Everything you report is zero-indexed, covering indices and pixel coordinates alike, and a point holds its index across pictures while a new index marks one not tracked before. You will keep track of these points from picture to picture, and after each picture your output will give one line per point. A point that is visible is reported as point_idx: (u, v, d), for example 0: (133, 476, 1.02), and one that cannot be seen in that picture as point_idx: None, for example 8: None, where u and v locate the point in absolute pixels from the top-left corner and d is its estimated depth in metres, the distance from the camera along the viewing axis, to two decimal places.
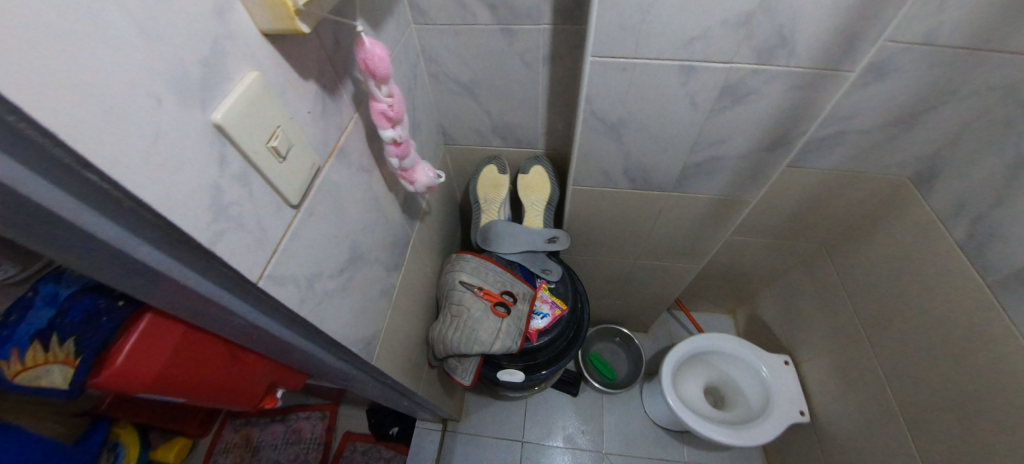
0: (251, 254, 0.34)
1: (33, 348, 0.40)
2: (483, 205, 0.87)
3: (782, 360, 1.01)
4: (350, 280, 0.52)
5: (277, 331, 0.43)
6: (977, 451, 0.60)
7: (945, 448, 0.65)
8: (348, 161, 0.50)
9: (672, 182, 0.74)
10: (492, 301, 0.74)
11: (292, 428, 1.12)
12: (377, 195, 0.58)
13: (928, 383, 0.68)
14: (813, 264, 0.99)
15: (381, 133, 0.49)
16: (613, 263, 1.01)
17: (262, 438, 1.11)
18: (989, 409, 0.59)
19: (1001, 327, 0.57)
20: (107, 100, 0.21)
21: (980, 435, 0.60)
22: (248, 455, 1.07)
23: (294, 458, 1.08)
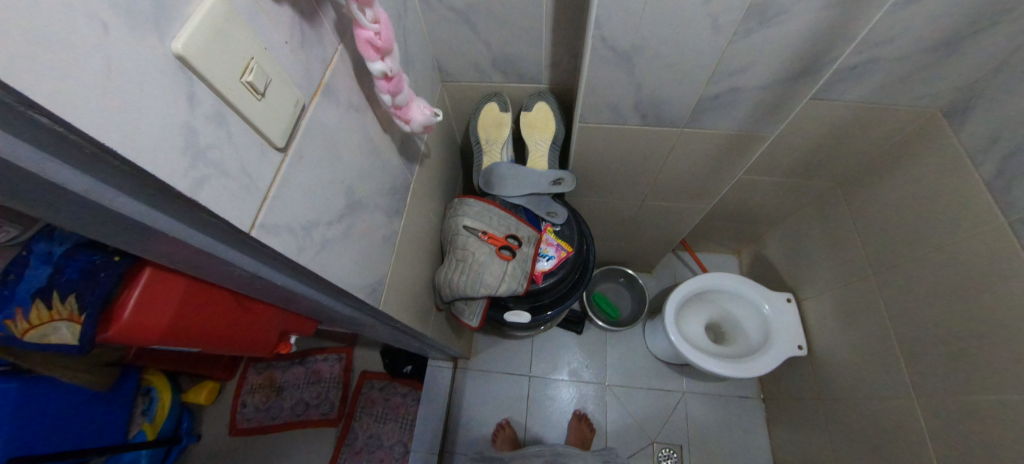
0: (240, 203, 0.31)
1: (36, 307, 0.40)
2: (485, 146, 0.82)
3: (784, 298, 1.03)
4: (351, 229, 0.50)
5: (282, 279, 0.42)
6: (969, 381, 0.63)
7: (936, 377, 0.68)
8: (336, 100, 0.45)
9: (687, 116, 0.68)
10: (497, 245, 0.73)
11: (311, 369, 1.20)
12: (372, 139, 0.54)
13: (929, 319, 0.70)
14: (826, 203, 0.96)
15: (370, 67, 0.44)
16: (620, 204, 0.98)
17: (284, 379, 1.19)
18: (988, 343, 0.60)
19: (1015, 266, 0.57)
20: (41, 24, 0.17)
21: (970, 365, 0.63)
22: (273, 394, 1.16)
23: (315, 395, 1.17)
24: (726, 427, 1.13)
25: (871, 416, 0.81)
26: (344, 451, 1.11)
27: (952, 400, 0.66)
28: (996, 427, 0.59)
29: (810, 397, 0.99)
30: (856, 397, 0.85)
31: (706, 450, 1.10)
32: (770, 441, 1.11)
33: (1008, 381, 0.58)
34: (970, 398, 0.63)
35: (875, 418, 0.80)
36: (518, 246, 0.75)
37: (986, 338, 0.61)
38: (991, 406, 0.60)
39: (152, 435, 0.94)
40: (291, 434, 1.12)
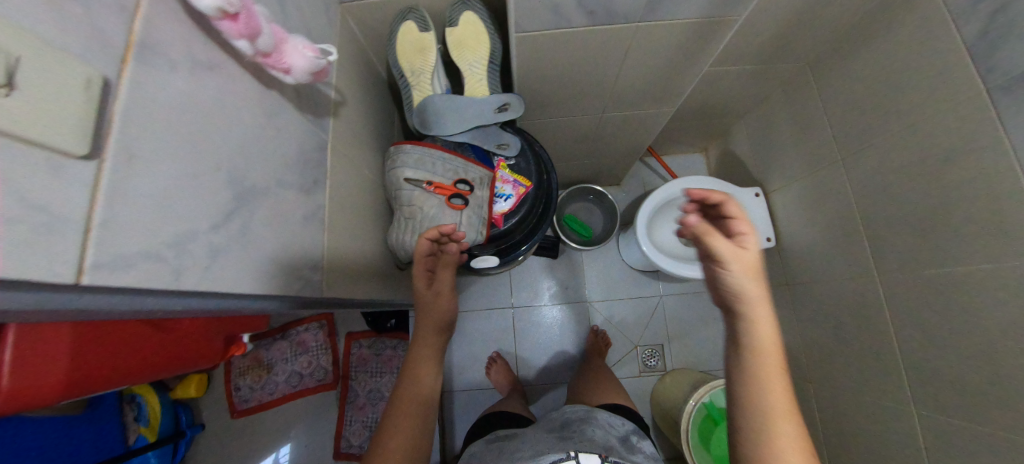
0: (46, 250, 0.22)
1: None
2: (411, 79, 0.68)
3: (753, 193, 1.03)
4: (257, 223, 0.41)
5: (178, 307, 0.34)
6: (928, 254, 0.66)
7: (901, 256, 0.71)
8: (172, 61, 0.32)
9: (642, 8, 0.56)
10: (447, 195, 0.66)
11: (295, 341, 1.20)
12: (254, 106, 0.42)
13: (900, 198, 0.69)
14: (793, 87, 0.89)
15: (196, 4, 0.31)
16: (579, 122, 0.88)
17: (270, 355, 1.18)
18: (954, 216, 0.61)
19: (993, 138, 0.55)
20: None
21: (933, 239, 0.65)
22: (264, 372, 1.16)
23: (307, 364, 1.19)
24: (702, 318, 1.23)
25: (835, 292, 0.87)
26: (349, 409, 1.16)
27: (913, 274, 0.69)
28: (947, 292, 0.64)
29: (778, 282, 1.06)
30: (820, 278, 0.91)
31: (685, 341, 1.21)
32: None
33: (969, 251, 0.60)
34: (931, 271, 0.66)
35: (838, 294, 0.86)
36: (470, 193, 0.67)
37: (955, 212, 0.61)
38: (950, 274, 0.63)
39: (154, 437, 0.97)
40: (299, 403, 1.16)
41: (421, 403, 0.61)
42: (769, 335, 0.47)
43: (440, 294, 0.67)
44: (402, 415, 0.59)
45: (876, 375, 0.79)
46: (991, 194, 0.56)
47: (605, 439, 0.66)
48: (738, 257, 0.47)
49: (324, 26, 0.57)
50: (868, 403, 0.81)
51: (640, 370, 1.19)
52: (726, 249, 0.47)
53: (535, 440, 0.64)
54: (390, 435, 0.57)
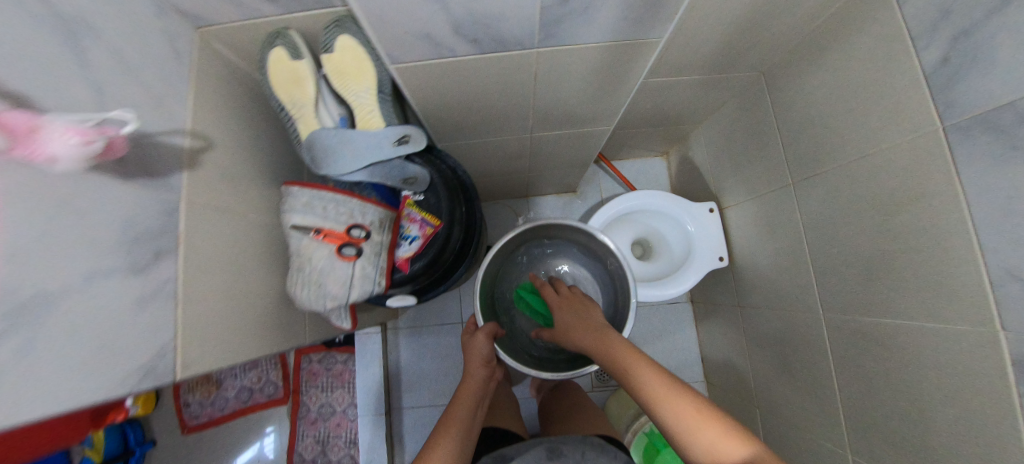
0: None
1: None
2: (293, 111, 0.58)
3: (707, 209, 0.95)
4: (48, 335, 0.34)
5: None
6: (869, 299, 0.61)
7: (848, 298, 0.65)
8: None
9: (536, 36, 0.48)
10: (337, 245, 0.58)
11: (335, 372, 1.19)
12: (68, 194, 0.36)
13: (857, 240, 0.62)
14: (748, 96, 0.81)
15: None
16: (509, 144, 0.78)
17: (305, 388, 1.15)
18: (908, 264, 0.54)
19: (951, 192, 0.47)
20: None
21: (878, 292, 0.59)
22: (296, 397, 1.13)
23: (344, 396, 1.18)
24: (658, 333, 1.20)
25: (781, 323, 0.82)
26: (301, 424, 1.11)
27: (857, 319, 0.64)
28: (889, 345, 0.59)
29: (730, 303, 1.00)
30: (770, 306, 0.85)
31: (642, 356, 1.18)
32: (695, 336, 1.19)
33: (914, 310, 0.54)
34: (876, 321, 0.60)
35: (784, 324, 0.82)
36: (364, 241, 0.60)
37: (902, 266, 0.55)
38: (891, 329, 0.58)
39: None
40: None
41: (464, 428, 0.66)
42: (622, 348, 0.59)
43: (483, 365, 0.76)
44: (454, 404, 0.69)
45: (812, 412, 0.76)
46: (942, 246, 0.49)
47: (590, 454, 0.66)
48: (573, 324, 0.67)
49: (156, 52, 0.48)
50: (803, 437, 0.79)
51: (593, 385, 1.13)
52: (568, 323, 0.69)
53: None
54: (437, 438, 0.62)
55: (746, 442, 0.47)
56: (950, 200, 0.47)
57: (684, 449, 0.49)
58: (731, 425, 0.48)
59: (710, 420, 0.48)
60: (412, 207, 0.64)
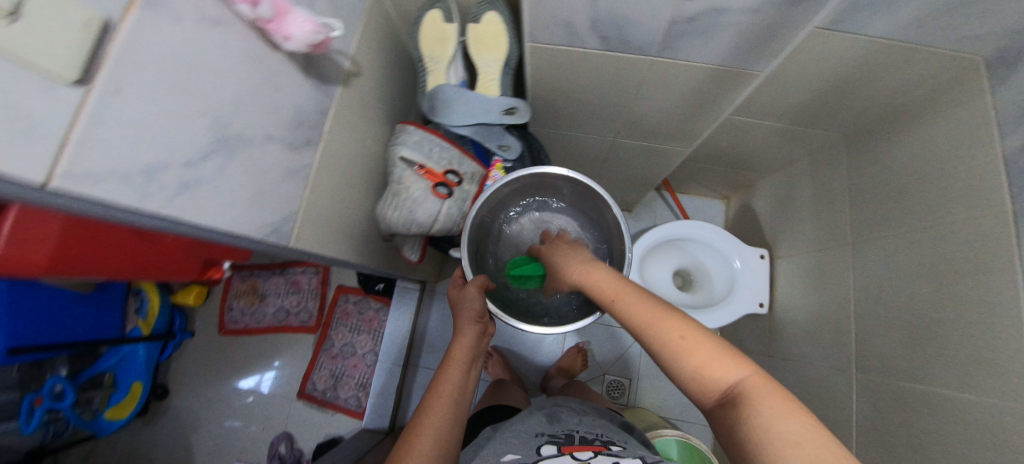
0: (25, 153, 0.27)
1: None
2: (428, 65, 0.68)
3: (758, 254, 0.97)
4: (230, 167, 0.44)
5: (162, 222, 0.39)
6: (911, 364, 0.62)
7: (888, 360, 0.66)
8: (197, 13, 0.37)
9: (656, 43, 0.56)
10: (434, 182, 0.66)
11: (363, 318, 1.20)
12: (271, 71, 0.46)
13: (906, 304, 0.63)
14: (824, 155, 0.85)
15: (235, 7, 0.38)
16: (592, 143, 0.86)
17: (335, 321, 1.21)
18: (954, 333, 0.56)
19: (1009, 269, 0.50)
20: None
21: (918, 358, 0.61)
22: (324, 328, 1.20)
23: (366, 342, 1.19)
24: None
25: (809, 376, 0.83)
26: (322, 355, 1.19)
27: (894, 382, 0.64)
28: (929, 412, 0.59)
29: (760, 352, 1.00)
30: (801, 360, 0.85)
31: (656, 384, 1.17)
32: None
33: (952, 378, 0.55)
34: (915, 387, 0.61)
35: (810, 378, 0.82)
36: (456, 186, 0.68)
37: (947, 334, 0.57)
38: (925, 396, 0.59)
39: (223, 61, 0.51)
40: (277, 337, 1.21)
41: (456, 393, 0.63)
42: (610, 280, 0.56)
43: (477, 321, 0.70)
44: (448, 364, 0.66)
45: None
46: (991, 319, 0.51)
47: (589, 424, 0.73)
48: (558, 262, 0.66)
49: None
50: None
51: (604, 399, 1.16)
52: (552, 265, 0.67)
53: (518, 432, 0.69)
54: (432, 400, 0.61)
55: (739, 362, 0.41)
56: (1007, 276, 0.50)
57: (676, 376, 0.44)
58: (725, 346, 0.42)
59: (698, 344, 0.43)
60: (501, 170, 0.73)
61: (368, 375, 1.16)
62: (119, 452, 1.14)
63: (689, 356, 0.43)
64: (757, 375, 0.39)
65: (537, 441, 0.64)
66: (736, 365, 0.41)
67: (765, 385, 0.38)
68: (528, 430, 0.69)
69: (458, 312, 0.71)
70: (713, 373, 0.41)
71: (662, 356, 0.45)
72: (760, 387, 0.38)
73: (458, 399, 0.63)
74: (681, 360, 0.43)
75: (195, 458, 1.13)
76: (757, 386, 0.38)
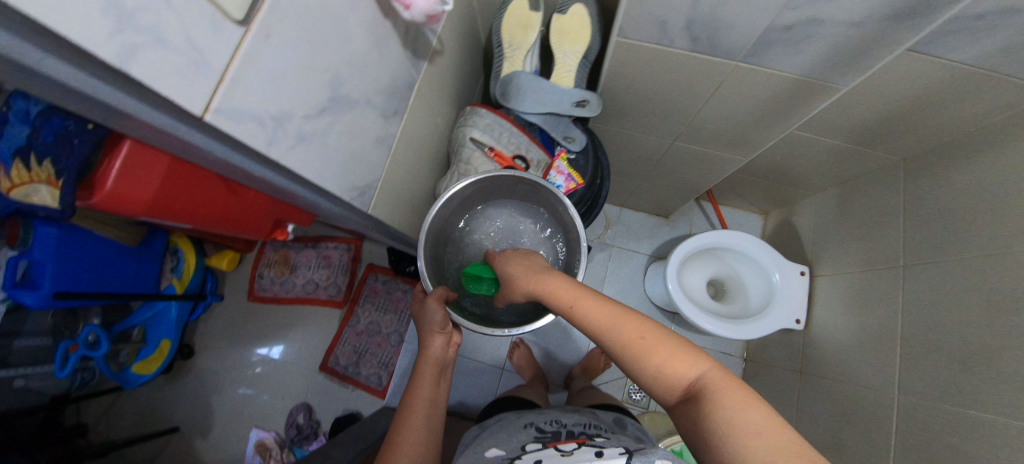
0: (191, 84, 0.27)
1: (16, 166, 0.39)
2: (507, 51, 0.69)
3: (799, 271, 0.97)
4: (335, 127, 0.44)
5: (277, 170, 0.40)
6: (957, 389, 0.62)
7: (932, 384, 0.66)
8: None
9: (746, 49, 0.57)
10: (503, 165, 0.69)
11: (391, 297, 1.21)
12: (380, 37, 0.47)
13: (957, 328, 0.64)
14: (880, 177, 0.86)
15: None
16: (650, 142, 0.87)
17: (363, 297, 1.22)
18: (1007, 362, 0.56)
19: None
20: None
21: (966, 384, 0.61)
22: (352, 304, 1.21)
23: (391, 322, 1.20)
24: None
25: (843, 395, 0.83)
26: (347, 331, 1.19)
27: (936, 406, 0.65)
28: (964, 436, 0.60)
29: (791, 367, 1.01)
30: (836, 377, 0.86)
31: None
32: None
33: (1001, 404, 0.56)
34: (957, 411, 0.62)
35: (843, 395, 0.83)
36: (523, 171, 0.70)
37: (1001, 362, 0.57)
38: (971, 422, 0.59)
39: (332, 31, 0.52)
40: (305, 307, 1.22)
41: (431, 410, 0.61)
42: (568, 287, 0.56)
43: (444, 332, 0.66)
44: (422, 378, 0.63)
45: None
46: None
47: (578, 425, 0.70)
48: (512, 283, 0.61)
49: None
50: None
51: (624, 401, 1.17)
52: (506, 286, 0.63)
53: (507, 431, 0.68)
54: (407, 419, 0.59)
55: (697, 359, 0.44)
56: None
57: (641, 377, 0.46)
58: (682, 343, 0.46)
59: (657, 344, 0.45)
60: (564, 161, 0.74)
61: (392, 354, 1.17)
62: (141, 405, 1.15)
63: (653, 357, 0.45)
64: (715, 369, 0.43)
65: (525, 440, 0.62)
66: (696, 360, 0.44)
67: (721, 378, 0.42)
68: (521, 431, 0.67)
69: (422, 326, 0.67)
70: (675, 371, 0.44)
71: (627, 358, 0.47)
72: (717, 381, 0.41)
73: (434, 413, 0.61)
74: (646, 362, 0.45)
75: (213, 420, 1.14)
76: (717, 380, 0.42)
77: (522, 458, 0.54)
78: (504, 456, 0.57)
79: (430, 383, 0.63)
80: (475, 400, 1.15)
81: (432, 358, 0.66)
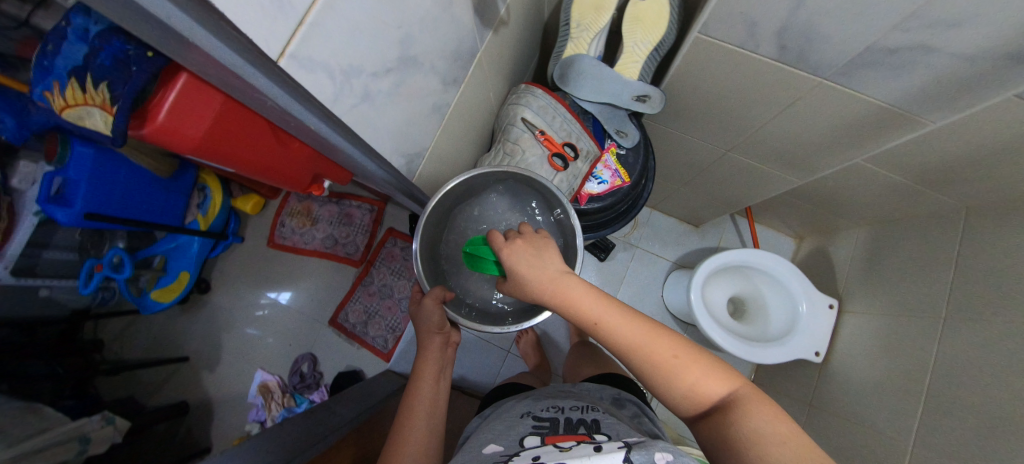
0: (271, 24, 0.25)
1: (71, 86, 0.36)
2: (573, 31, 0.65)
3: (827, 304, 0.95)
4: (397, 89, 0.42)
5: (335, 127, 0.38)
6: (967, 452, 0.61)
7: (944, 443, 0.65)
8: None
9: (837, 66, 0.52)
10: (551, 151, 0.66)
11: (407, 264, 1.21)
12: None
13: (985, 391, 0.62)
14: (935, 221, 0.81)
15: None
16: (703, 149, 0.83)
17: (380, 259, 1.22)
18: None
19: None
20: None
21: (980, 449, 0.59)
22: (367, 265, 1.21)
23: (404, 288, 1.20)
24: None
25: (854, 435, 0.82)
26: (359, 290, 1.20)
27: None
28: None
29: (801, 398, 1.00)
30: (849, 416, 0.85)
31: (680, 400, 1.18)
32: None
33: None
34: None
35: (851, 434, 0.82)
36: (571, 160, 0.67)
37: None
38: None
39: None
40: (323, 261, 1.23)
41: (433, 405, 0.59)
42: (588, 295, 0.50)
43: (441, 331, 0.63)
44: (424, 376, 0.61)
45: None
46: None
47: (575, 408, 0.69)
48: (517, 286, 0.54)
49: None
50: None
51: None
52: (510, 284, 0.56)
53: (505, 423, 0.66)
54: (410, 418, 0.56)
55: (727, 377, 0.44)
56: None
57: (673, 394, 0.45)
58: (713, 361, 0.45)
59: (690, 363, 0.44)
60: (613, 156, 0.71)
61: (400, 320, 1.18)
62: (156, 331, 1.19)
63: (685, 376, 0.44)
64: (747, 388, 0.43)
65: (523, 432, 0.60)
66: (727, 379, 0.44)
67: (752, 398, 0.42)
68: (519, 422, 0.65)
69: (419, 324, 0.65)
70: (708, 390, 0.43)
71: (656, 376, 0.45)
72: (752, 402, 0.41)
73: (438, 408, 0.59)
74: (677, 380, 0.44)
75: (222, 356, 1.17)
76: (750, 401, 0.41)
77: (521, 456, 0.51)
78: (500, 453, 0.54)
79: (432, 380, 0.61)
80: (476, 377, 1.16)
81: (430, 355, 0.63)
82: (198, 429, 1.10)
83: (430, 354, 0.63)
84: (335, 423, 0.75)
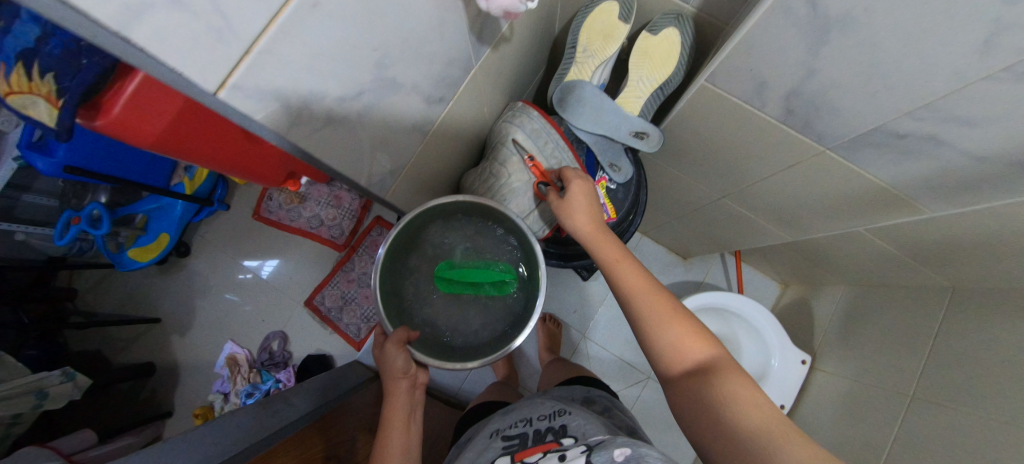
0: (208, 56, 0.22)
1: (15, 72, 0.34)
2: (579, 55, 0.62)
3: (800, 359, 0.94)
4: (371, 109, 0.40)
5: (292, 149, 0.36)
6: None
7: None
8: None
9: (841, 140, 0.50)
10: (538, 179, 0.63)
11: None
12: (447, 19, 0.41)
13: None
14: (918, 297, 0.80)
15: None
16: (700, 190, 0.81)
17: (364, 246, 1.21)
18: None
19: None
20: None
21: None
22: (350, 250, 1.20)
23: None
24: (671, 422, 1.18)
25: None
26: (339, 275, 1.19)
27: None
28: None
29: None
30: None
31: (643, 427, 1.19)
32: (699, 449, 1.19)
33: None
34: None
35: None
36: None
37: None
38: None
39: None
40: (306, 241, 1.22)
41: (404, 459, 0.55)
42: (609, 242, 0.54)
43: (405, 377, 0.56)
44: (394, 424, 0.57)
45: None
46: None
47: (545, 409, 0.69)
48: (565, 207, 0.56)
49: None
50: None
51: None
52: (555, 205, 0.58)
53: (477, 448, 0.65)
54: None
55: (710, 345, 0.46)
56: None
57: (654, 346, 0.47)
58: (701, 329, 0.47)
59: (681, 320, 0.47)
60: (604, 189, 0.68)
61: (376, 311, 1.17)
62: (132, 288, 1.19)
63: (672, 328, 0.46)
64: (727, 358, 0.44)
65: (493, 455, 0.60)
66: (710, 344, 0.45)
67: (729, 366, 0.44)
68: (489, 445, 0.64)
69: (382, 370, 0.58)
70: (688, 348, 0.45)
71: (646, 322, 0.48)
72: (727, 369, 0.43)
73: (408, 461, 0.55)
74: (666, 329, 0.47)
75: (194, 322, 1.17)
76: (725, 367, 0.43)
77: None
78: None
79: (399, 428, 0.57)
80: (444, 377, 1.17)
81: (398, 399, 0.58)
82: (162, 390, 1.11)
83: (397, 400, 0.58)
84: (290, 415, 0.75)
